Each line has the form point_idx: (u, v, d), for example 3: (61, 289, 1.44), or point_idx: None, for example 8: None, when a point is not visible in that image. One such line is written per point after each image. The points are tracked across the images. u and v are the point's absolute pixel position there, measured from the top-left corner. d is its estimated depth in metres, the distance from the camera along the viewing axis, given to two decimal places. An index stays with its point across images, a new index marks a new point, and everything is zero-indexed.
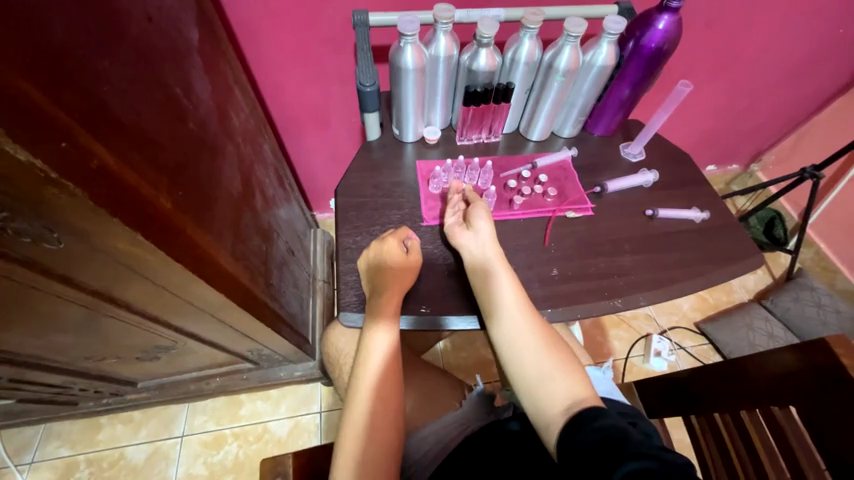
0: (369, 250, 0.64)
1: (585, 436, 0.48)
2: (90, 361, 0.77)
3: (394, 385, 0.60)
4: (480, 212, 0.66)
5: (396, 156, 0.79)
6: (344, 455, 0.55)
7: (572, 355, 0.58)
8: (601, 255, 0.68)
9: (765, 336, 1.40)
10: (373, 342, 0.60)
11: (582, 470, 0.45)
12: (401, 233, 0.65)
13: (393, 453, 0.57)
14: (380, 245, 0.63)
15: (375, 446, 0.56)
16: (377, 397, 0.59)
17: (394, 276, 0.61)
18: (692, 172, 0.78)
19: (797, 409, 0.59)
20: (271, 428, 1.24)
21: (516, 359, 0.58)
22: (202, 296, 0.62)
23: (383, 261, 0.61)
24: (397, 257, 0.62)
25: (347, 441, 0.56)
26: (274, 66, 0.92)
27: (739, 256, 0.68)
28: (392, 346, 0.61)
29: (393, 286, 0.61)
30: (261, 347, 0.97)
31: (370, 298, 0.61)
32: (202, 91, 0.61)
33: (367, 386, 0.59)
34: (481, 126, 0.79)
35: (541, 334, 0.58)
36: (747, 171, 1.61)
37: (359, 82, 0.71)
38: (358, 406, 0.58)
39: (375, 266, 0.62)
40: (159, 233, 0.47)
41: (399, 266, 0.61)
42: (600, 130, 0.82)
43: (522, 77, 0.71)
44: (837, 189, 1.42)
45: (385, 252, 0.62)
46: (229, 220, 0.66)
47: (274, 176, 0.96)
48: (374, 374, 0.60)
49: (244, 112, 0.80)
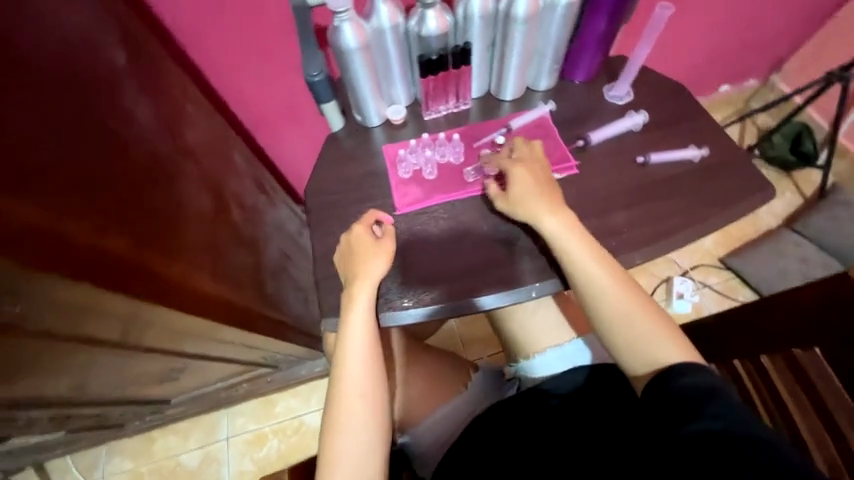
0: (341, 245, 0.62)
1: (670, 387, 0.53)
2: (116, 393, 0.80)
3: (371, 382, 0.58)
4: (519, 184, 0.62)
5: (364, 143, 0.75)
6: (327, 454, 0.56)
7: (659, 309, 0.60)
8: (590, 216, 0.63)
9: (797, 261, 1.32)
10: (345, 341, 0.58)
11: (662, 413, 0.52)
12: (369, 218, 0.63)
13: (376, 449, 0.57)
14: (350, 238, 0.61)
15: (355, 443, 0.56)
16: (355, 396, 0.58)
17: (366, 269, 0.59)
18: (687, 105, 0.70)
19: (821, 350, 0.54)
20: (306, 420, 1.29)
21: (601, 309, 0.59)
22: (185, 322, 0.64)
23: (356, 249, 0.60)
24: (368, 247, 0.60)
25: (330, 441, 0.56)
26: (228, 73, 0.86)
27: (746, 193, 0.62)
28: (368, 343, 0.59)
29: (365, 277, 0.59)
30: (274, 352, 1.00)
31: (346, 294, 0.60)
32: (145, 116, 0.59)
33: (342, 387, 0.58)
34: (447, 94, 0.72)
35: (621, 286, 0.59)
36: (767, 84, 1.44)
37: (307, 72, 0.67)
38: (335, 406, 0.58)
39: (349, 260, 0.61)
40: (108, 273, 0.47)
41: (370, 257, 0.60)
42: (581, 76, 0.74)
43: (480, 32, 0.64)
44: None
45: (355, 245, 0.60)
46: (201, 242, 0.65)
47: (253, 184, 0.94)
48: (349, 373, 0.58)
49: (206, 126, 0.77)
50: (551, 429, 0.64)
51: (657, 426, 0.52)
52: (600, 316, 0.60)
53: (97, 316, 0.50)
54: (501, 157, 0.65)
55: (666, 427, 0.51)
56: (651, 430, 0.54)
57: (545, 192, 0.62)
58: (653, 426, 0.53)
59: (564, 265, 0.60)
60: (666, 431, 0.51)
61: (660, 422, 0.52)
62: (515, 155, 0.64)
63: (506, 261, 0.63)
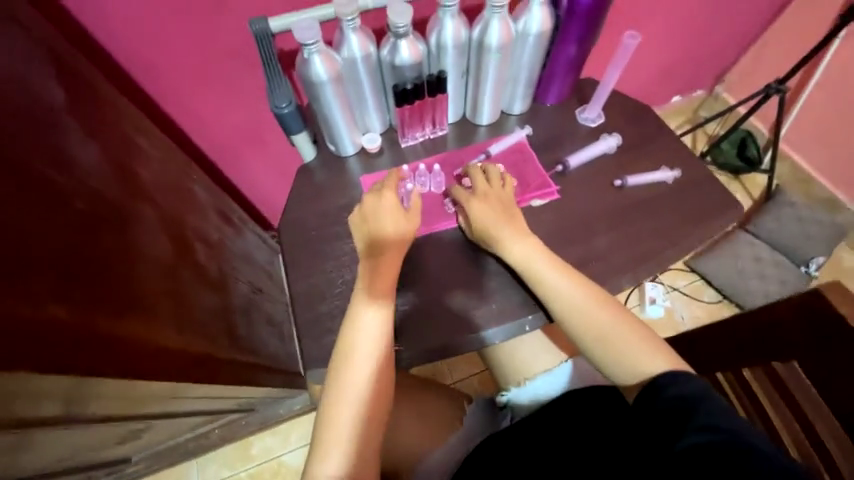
0: (363, 206, 0.57)
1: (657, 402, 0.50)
2: (71, 464, 0.67)
3: (380, 368, 0.55)
4: (481, 213, 0.61)
5: (338, 174, 0.71)
6: (324, 436, 0.52)
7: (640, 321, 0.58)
8: (574, 242, 0.63)
9: (753, 260, 1.40)
10: (359, 319, 0.55)
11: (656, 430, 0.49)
12: (393, 180, 0.59)
13: (367, 440, 0.53)
14: (375, 201, 0.57)
15: (354, 427, 0.52)
16: (359, 382, 0.54)
17: (390, 242, 0.56)
18: (655, 126, 0.73)
19: (800, 364, 0.56)
20: (286, 461, 1.17)
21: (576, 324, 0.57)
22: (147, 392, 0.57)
23: (380, 221, 0.56)
24: (394, 215, 0.57)
25: (327, 423, 0.52)
26: (181, 99, 0.81)
27: (718, 211, 0.64)
28: (383, 325, 0.55)
29: (389, 251, 0.56)
30: (250, 397, 0.93)
31: (363, 269, 0.57)
32: (90, 158, 0.52)
33: (349, 369, 0.54)
34: (423, 121, 0.71)
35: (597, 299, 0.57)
36: (712, 94, 1.54)
37: (274, 104, 0.62)
38: (337, 387, 0.53)
39: (369, 226, 0.57)
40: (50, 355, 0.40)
41: (394, 227, 0.56)
42: (553, 99, 0.75)
43: (454, 61, 0.63)
44: (810, 85, 1.31)
45: (381, 209, 0.56)
46: (161, 293, 0.59)
47: (217, 217, 0.87)
48: (356, 356, 0.54)
49: (162, 160, 0.70)
50: (548, 435, 0.61)
51: (647, 443, 0.50)
52: (577, 335, 0.57)
53: (52, 405, 0.43)
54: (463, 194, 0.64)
55: (656, 444, 0.48)
56: (639, 447, 0.51)
57: (505, 215, 0.61)
58: (641, 443, 0.51)
59: (537, 290, 0.59)
60: (656, 448, 0.48)
61: (649, 438, 0.50)
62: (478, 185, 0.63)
63: (495, 293, 0.62)
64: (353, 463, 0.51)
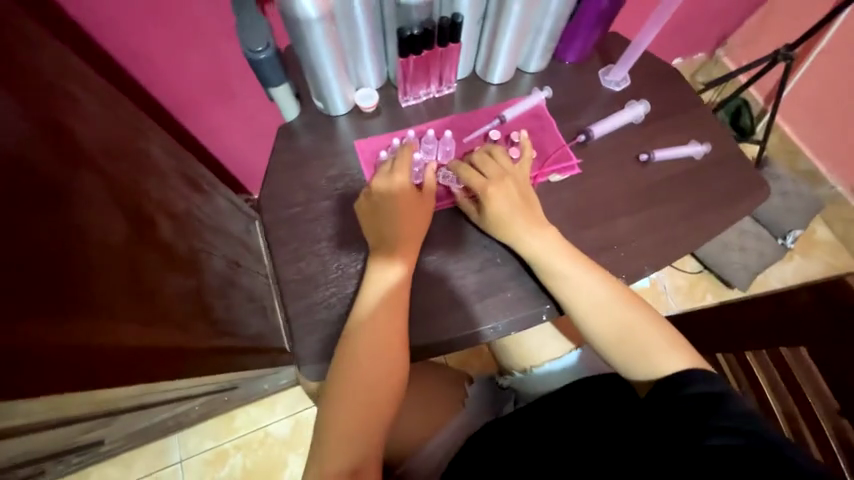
0: (374, 186, 0.52)
1: (679, 400, 0.48)
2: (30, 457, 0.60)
3: (386, 361, 0.49)
4: (494, 196, 0.54)
5: (326, 137, 0.61)
6: (326, 431, 0.48)
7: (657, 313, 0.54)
8: (596, 223, 0.58)
9: (738, 233, 1.29)
10: (365, 306, 0.50)
11: (672, 426, 0.47)
12: (403, 163, 0.53)
13: (375, 423, 0.49)
14: (388, 183, 0.52)
15: (360, 411, 0.48)
16: (363, 375, 0.48)
17: (402, 226, 0.52)
18: (684, 93, 0.66)
19: (807, 350, 0.55)
20: (272, 431, 1.14)
21: (590, 323, 0.52)
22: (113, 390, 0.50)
23: (394, 193, 0.52)
24: (409, 199, 0.52)
25: (328, 418, 0.48)
26: (131, 30, 0.66)
27: (744, 193, 0.60)
28: (390, 313, 0.49)
29: (402, 237, 0.52)
30: (232, 378, 0.86)
31: (371, 256, 0.52)
32: (4, 114, 0.40)
33: (356, 353, 0.48)
34: (428, 77, 0.60)
35: (613, 293, 0.52)
36: (713, 58, 1.38)
37: (246, 47, 0.50)
38: (337, 382, 0.48)
39: (381, 209, 0.52)
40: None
41: (409, 212, 0.52)
42: (573, 56, 0.65)
43: (471, 3, 0.52)
44: (817, 51, 1.15)
45: (395, 191, 0.52)
46: (120, 282, 0.50)
47: (182, 182, 0.74)
48: (360, 347, 0.48)
49: (107, 116, 0.57)
50: (556, 423, 0.60)
51: (660, 438, 0.47)
52: (590, 332, 0.53)
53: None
54: (470, 171, 0.55)
55: (673, 441, 0.46)
56: (650, 440, 0.49)
57: (521, 201, 0.54)
58: (653, 436, 0.49)
59: (549, 284, 0.52)
60: (673, 445, 0.46)
61: (664, 434, 0.47)
62: (487, 165, 0.55)
63: (510, 281, 0.54)
64: (354, 461, 0.47)
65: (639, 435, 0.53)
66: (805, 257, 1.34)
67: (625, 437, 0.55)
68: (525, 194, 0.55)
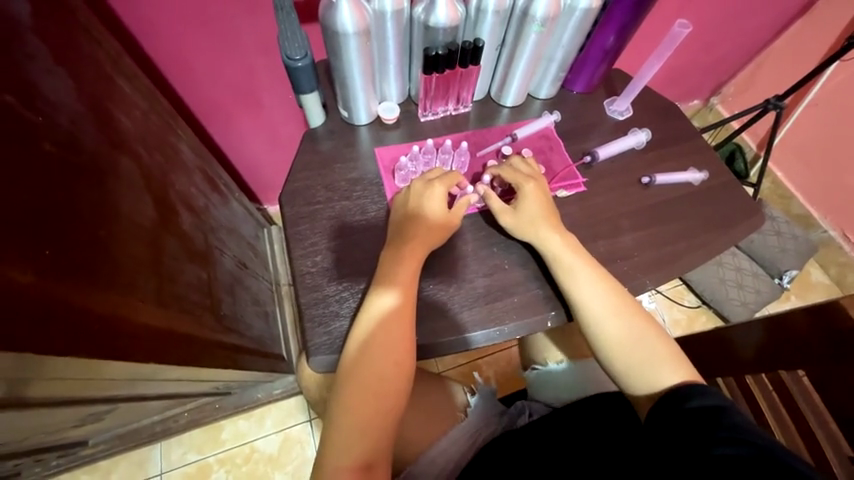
0: (409, 189, 0.57)
1: (680, 412, 0.47)
2: (18, 446, 0.58)
3: (397, 354, 0.50)
4: (529, 200, 0.57)
5: (348, 144, 0.64)
6: (335, 425, 0.48)
7: (665, 333, 0.55)
8: (600, 238, 0.60)
9: (734, 270, 1.30)
10: (377, 302, 0.50)
11: (673, 439, 0.46)
12: (451, 179, 0.57)
13: (382, 417, 0.48)
14: (423, 188, 0.56)
15: (368, 403, 0.48)
16: (373, 368, 0.49)
17: (417, 229, 0.54)
18: (681, 125, 0.71)
19: (808, 375, 0.54)
20: (259, 446, 1.09)
21: (602, 331, 0.54)
22: (120, 373, 0.50)
23: (418, 202, 0.55)
24: (437, 209, 0.55)
25: (339, 411, 0.48)
26: (174, 41, 0.71)
27: (740, 219, 0.63)
28: (401, 307, 0.50)
29: (417, 240, 0.53)
30: (228, 380, 0.85)
31: (384, 253, 0.54)
32: (61, 94, 0.43)
33: (365, 344, 0.49)
34: (447, 95, 0.65)
35: (620, 305, 0.54)
36: (707, 105, 1.46)
37: (285, 55, 0.54)
38: (349, 372, 0.49)
39: (408, 210, 0.55)
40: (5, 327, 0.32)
41: (431, 217, 0.55)
42: (580, 87, 0.71)
43: (491, 31, 0.58)
44: (806, 102, 1.22)
45: (424, 197, 0.55)
46: (142, 262, 0.51)
47: (202, 179, 0.77)
48: (372, 337, 0.49)
49: (144, 110, 0.61)
50: (558, 440, 0.58)
51: (665, 453, 0.45)
52: (603, 341, 0.54)
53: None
54: (511, 171, 0.59)
55: (677, 453, 0.44)
56: (654, 457, 0.47)
57: (551, 213, 0.57)
58: (656, 455, 0.47)
59: (565, 290, 0.54)
60: (676, 458, 0.44)
61: (669, 450, 0.45)
62: (523, 173, 0.59)
63: (519, 286, 0.57)
64: (363, 456, 0.47)
65: (639, 452, 0.52)
66: (801, 300, 1.35)
67: (630, 455, 0.53)
68: (555, 209, 0.59)
